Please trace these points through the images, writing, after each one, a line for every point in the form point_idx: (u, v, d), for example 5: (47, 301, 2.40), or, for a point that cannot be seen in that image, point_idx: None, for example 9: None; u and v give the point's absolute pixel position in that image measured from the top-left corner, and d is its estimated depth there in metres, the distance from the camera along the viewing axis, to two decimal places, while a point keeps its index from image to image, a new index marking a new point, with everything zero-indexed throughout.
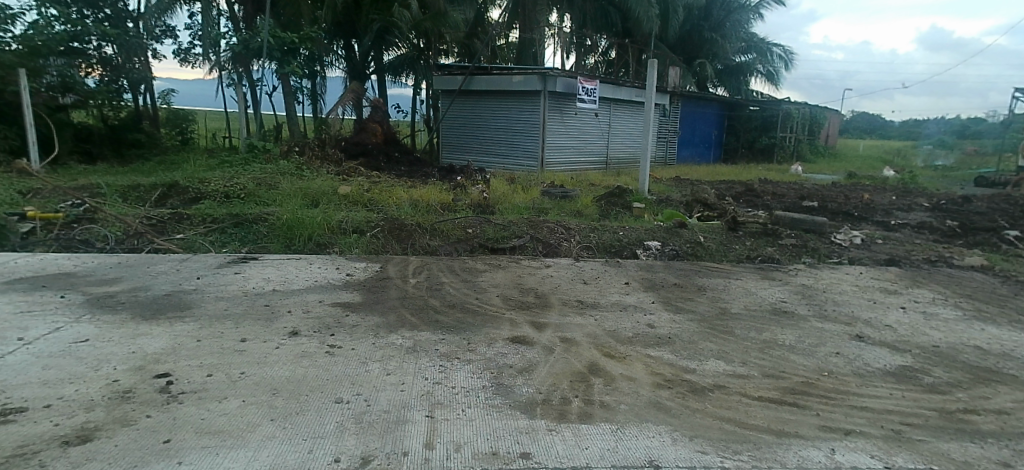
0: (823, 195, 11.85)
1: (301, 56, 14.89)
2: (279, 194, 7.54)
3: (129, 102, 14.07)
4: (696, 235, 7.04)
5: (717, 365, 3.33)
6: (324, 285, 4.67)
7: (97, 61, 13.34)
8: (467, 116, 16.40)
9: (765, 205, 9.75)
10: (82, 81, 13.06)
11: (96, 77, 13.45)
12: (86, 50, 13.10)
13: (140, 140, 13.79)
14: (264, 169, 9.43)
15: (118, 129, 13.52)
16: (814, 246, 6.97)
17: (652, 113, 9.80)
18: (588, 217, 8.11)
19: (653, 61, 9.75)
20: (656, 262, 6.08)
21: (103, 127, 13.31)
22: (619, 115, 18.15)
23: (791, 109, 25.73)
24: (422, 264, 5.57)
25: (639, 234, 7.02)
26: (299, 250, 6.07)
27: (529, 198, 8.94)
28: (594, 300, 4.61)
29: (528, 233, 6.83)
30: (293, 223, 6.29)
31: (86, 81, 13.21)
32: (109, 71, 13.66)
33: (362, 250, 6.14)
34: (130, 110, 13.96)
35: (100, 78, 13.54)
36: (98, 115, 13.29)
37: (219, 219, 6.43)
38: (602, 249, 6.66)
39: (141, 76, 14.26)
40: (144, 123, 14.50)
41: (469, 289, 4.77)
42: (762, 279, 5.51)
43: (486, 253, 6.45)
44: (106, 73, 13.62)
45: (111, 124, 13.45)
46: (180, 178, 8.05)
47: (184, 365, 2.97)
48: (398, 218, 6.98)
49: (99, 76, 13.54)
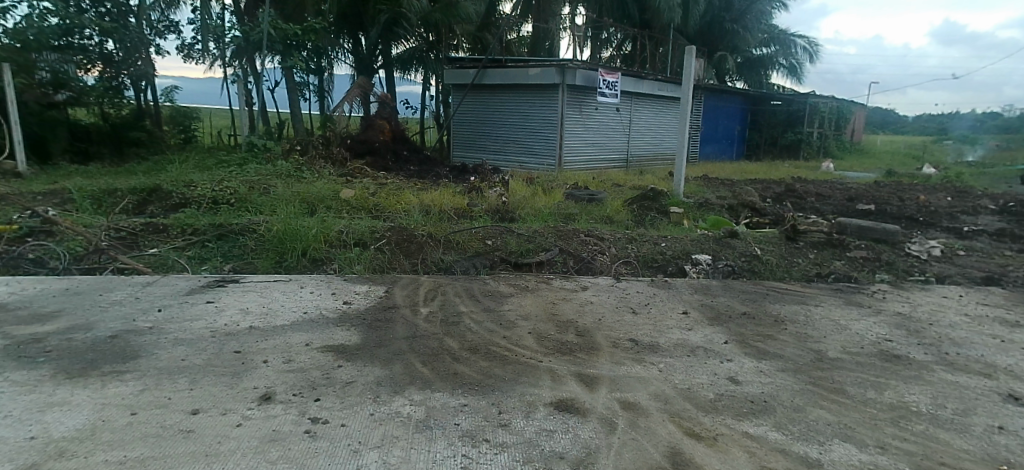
0: (873, 196, 10.72)
1: (306, 51, 14.05)
2: (273, 200, 6.66)
3: (130, 99, 13.18)
4: (750, 247, 6.09)
5: (848, 452, 2.39)
6: (313, 320, 3.75)
7: (97, 57, 12.40)
8: (480, 112, 15.48)
9: (814, 209, 8.70)
10: (81, 79, 12.08)
11: (95, 75, 12.55)
12: (85, 45, 12.18)
13: (142, 139, 13.00)
14: (260, 171, 8.55)
15: (119, 128, 12.68)
16: (890, 260, 5.97)
17: (688, 108, 8.73)
18: (620, 224, 7.20)
19: (690, 48, 8.66)
20: (711, 282, 5.12)
21: (103, 126, 12.49)
22: (641, 110, 17.12)
23: (818, 102, 24.52)
24: (436, 286, 4.68)
25: (684, 246, 6.07)
26: (291, 268, 5.20)
27: (551, 203, 7.98)
28: (651, 339, 3.66)
29: (556, 246, 5.91)
30: (285, 235, 5.40)
31: (86, 78, 12.24)
32: (109, 67, 12.74)
33: (366, 267, 5.25)
34: (132, 108, 13.14)
35: (100, 76, 12.61)
36: (100, 112, 12.48)
37: (200, 230, 5.55)
38: (643, 265, 5.75)
39: (142, 73, 13.38)
40: (147, 122, 13.60)
41: (493, 324, 3.85)
42: (847, 305, 4.53)
43: (508, 269, 5.54)
44: (106, 69, 12.73)
45: (112, 123, 12.62)
46: (164, 182, 7.21)
47: (97, 463, 2.08)
48: (407, 228, 6.10)
49: (99, 73, 12.60)
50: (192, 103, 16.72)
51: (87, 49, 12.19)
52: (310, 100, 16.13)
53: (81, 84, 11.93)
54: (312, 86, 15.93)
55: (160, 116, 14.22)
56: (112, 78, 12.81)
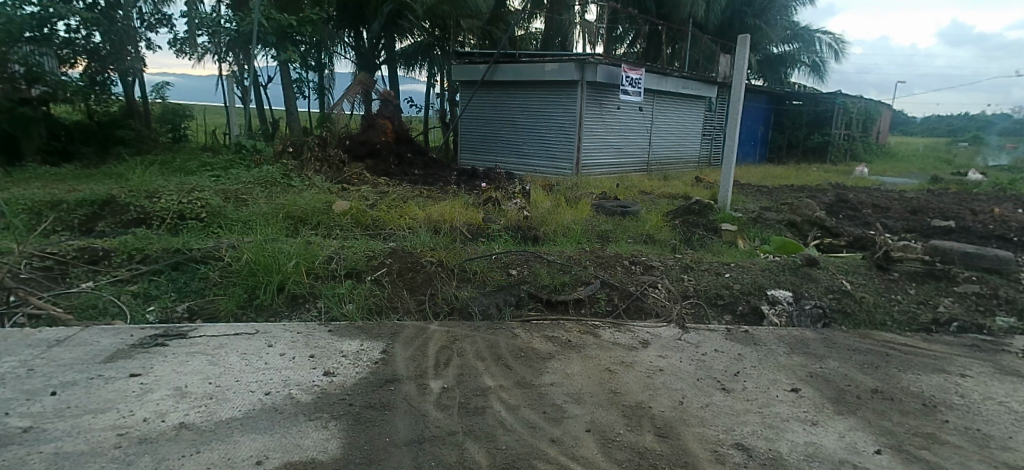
0: (938, 207, 9.51)
1: (301, 44, 12.90)
2: (251, 218, 5.60)
3: (118, 96, 12.09)
4: (837, 280, 4.92)
5: None
6: (274, 409, 2.61)
7: (83, 52, 11.15)
8: (491, 111, 14.32)
9: (882, 225, 7.50)
10: (62, 75, 10.95)
11: (79, 70, 11.38)
12: (72, 39, 10.98)
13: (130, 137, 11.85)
14: (242, 178, 7.43)
15: (106, 126, 11.66)
16: (1014, 297, 4.78)
17: (739, 106, 7.48)
18: (663, 245, 6.09)
19: (741, 37, 7.42)
20: (804, 333, 3.96)
21: (88, 123, 11.48)
22: (664, 109, 15.92)
23: (846, 103, 23.20)
24: (449, 342, 3.55)
25: (754, 278, 4.90)
26: (264, 308, 4.13)
27: (581, 219, 6.80)
28: (767, 445, 2.48)
29: (598, 277, 4.76)
30: (257, 266, 4.32)
31: (69, 74, 11.16)
32: (95, 62, 11.47)
33: (359, 307, 4.18)
34: (122, 105, 12.19)
35: (85, 71, 11.45)
36: (86, 109, 11.47)
37: (151, 258, 4.47)
38: (706, 303, 4.63)
39: (135, 70, 12.16)
40: (135, 120, 12.47)
41: (534, 414, 2.69)
42: (1008, 375, 3.34)
43: (539, 309, 4.41)
44: (92, 65, 11.49)
45: (98, 120, 11.60)
46: (124, 190, 6.13)
47: None
48: (412, 252, 5.01)
49: (85, 68, 11.43)
50: (186, 100, 15.50)
51: (71, 41, 10.95)
52: (310, 98, 15.02)
53: (55, 79, 10.57)
54: (310, 84, 14.65)
55: (149, 114, 12.95)
56: (97, 73, 11.60)
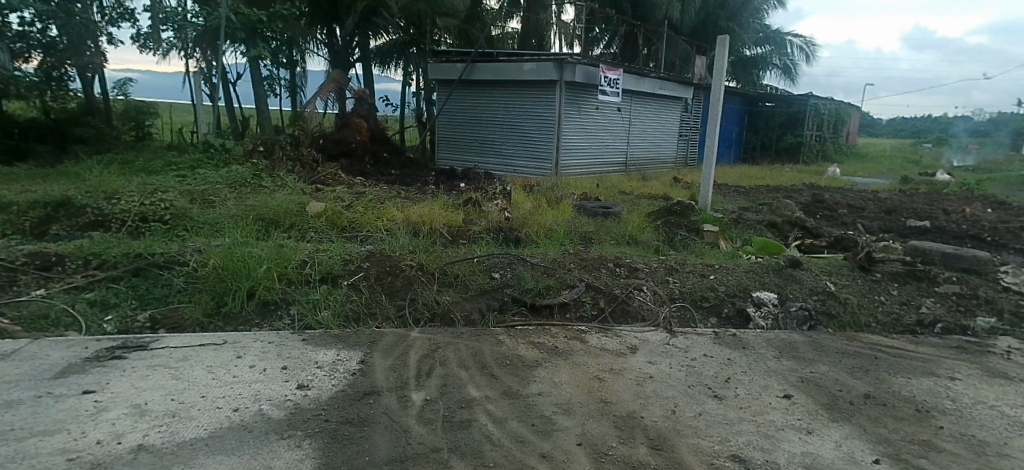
0: (911, 207, 9.67)
1: (272, 40, 12.53)
2: (219, 221, 5.35)
3: (77, 92, 11.55)
4: (821, 282, 4.91)
5: None
6: (243, 426, 2.42)
7: (38, 47, 10.47)
8: (469, 110, 14.15)
9: (860, 225, 7.58)
10: (16, 71, 10.37)
11: (34, 66, 10.72)
12: (27, 32, 10.32)
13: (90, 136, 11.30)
14: (211, 179, 7.14)
15: (63, 124, 11.05)
16: (993, 297, 4.83)
17: (719, 107, 7.46)
18: (646, 247, 6.03)
19: (721, 38, 7.41)
20: (793, 336, 3.91)
21: (43, 121, 10.85)
22: (642, 110, 15.97)
23: (818, 105, 23.65)
24: (432, 350, 3.40)
25: (738, 279, 4.86)
26: (233, 316, 3.92)
27: (563, 219, 6.70)
28: (763, 457, 2.40)
29: (582, 281, 4.66)
30: (226, 271, 4.11)
31: (23, 70, 10.56)
32: (51, 57, 10.79)
33: (335, 314, 3.99)
34: (82, 102, 11.63)
35: (41, 67, 10.80)
36: (41, 105, 10.87)
37: (110, 264, 4.21)
38: (691, 306, 4.57)
39: (95, 65, 11.42)
40: (97, 118, 11.92)
41: (522, 427, 2.56)
42: (994, 378, 3.34)
43: (524, 313, 4.29)
44: (48, 60, 10.80)
45: (55, 117, 10.99)
46: (82, 191, 5.81)
47: None
48: (391, 255, 4.84)
49: (40, 64, 10.76)
50: (150, 97, 14.92)
51: (26, 34, 10.30)
52: (281, 96, 14.70)
53: None
54: (283, 81, 14.42)
55: (110, 111, 12.41)
56: (53, 69, 10.95)
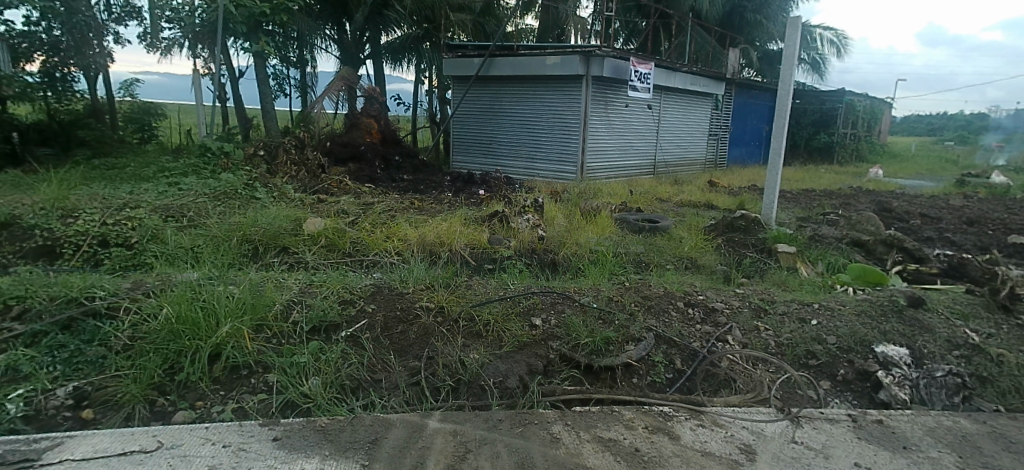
0: (993, 217, 8.45)
1: (277, 35, 11.52)
2: (191, 245, 4.36)
3: (83, 94, 10.22)
4: (958, 329, 3.79)
5: None
6: None
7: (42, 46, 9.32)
8: (486, 108, 13.10)
9: (952, 242, 6.43)
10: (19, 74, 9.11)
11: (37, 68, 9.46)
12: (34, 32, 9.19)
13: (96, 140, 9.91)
14: (196, 190, 6.15)
15: (67, 126, 9.65)
16: None
17: (788, 103, 6.30)
18: (712, 274, 4.94)
19: (792, 20, 6.23)
20: (964, 424, 2.79)
21: (48, 124, 9.41)
22: (672, 107, 14.80)
23: (853, 100, 22.49)
24: (460, 458, 2.33)
25: (850, 326, 3.73)
26: (189, 386, 2.89)
27: (605, 237, 5.63)
28: None
29: (651, 330, 3.58)
30: (183, 323, 3.09)
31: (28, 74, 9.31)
32: (54, 56, 9.59)
33: (327, 384, 2.94)
34: (87, 103, 10.28)
35: (44, 69, 9.56)
36: (44, 108, 9.42)
37: (35, 313, 3.22)
38: (796, 364, 3.46)
39: (99, 65, 10.23)
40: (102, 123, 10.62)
41: None
42: None
43: (576, 377, 3.23)
44: (52, 60, 9.59)
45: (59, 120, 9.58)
46: (35, 207, 4.83)
47: None
48: (402, 292, 3.79)
49: (43, 65, 9.53)
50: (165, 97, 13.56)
51: (30, 34, 9.16)
52: (291, 95, 13.77)
53: None
54: (291, 80, 13.51)
55: (115, 112, 11.02)
56: (56, 68, 9.71)
